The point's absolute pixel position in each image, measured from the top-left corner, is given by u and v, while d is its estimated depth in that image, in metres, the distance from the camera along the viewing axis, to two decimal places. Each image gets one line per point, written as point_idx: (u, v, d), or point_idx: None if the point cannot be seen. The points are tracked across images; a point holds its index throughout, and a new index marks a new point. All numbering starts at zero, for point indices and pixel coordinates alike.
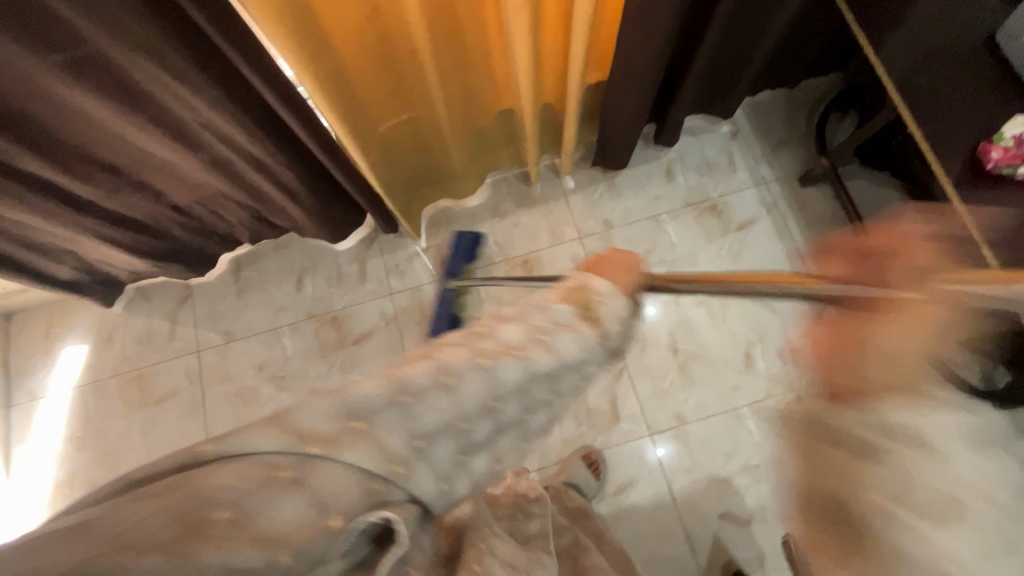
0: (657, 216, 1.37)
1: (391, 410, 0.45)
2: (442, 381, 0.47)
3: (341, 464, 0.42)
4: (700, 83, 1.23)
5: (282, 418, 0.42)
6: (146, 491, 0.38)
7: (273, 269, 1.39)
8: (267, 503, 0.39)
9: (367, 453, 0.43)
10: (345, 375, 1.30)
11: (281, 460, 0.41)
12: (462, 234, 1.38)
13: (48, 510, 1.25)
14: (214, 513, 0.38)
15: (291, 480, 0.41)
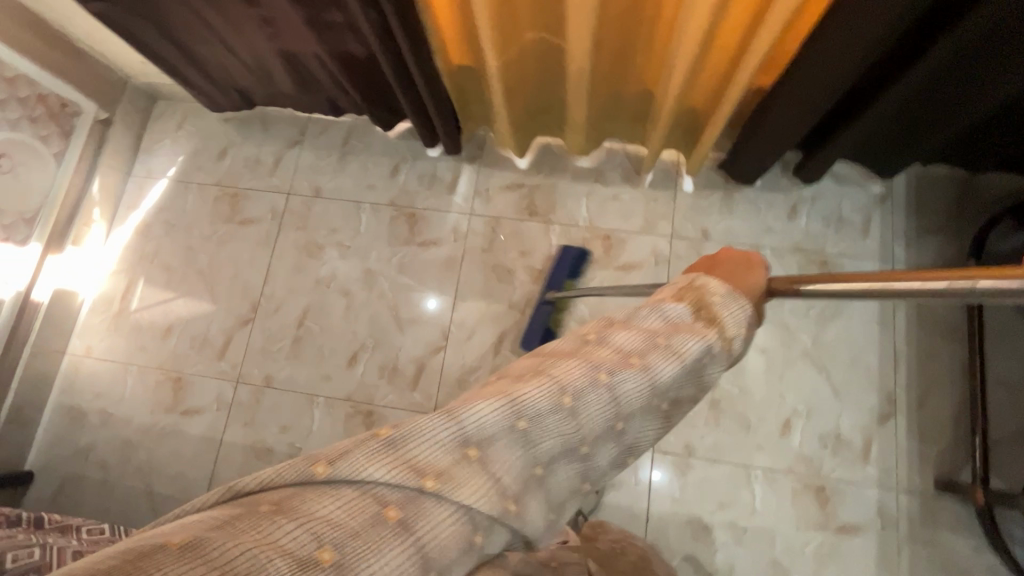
0: (759, 249, 1.27)
1: (476, 447, 0.40)
2: (503, 425, 0.40)
3: (452, 500, 0.38)
4: (873, 132, 1.08)
5: (387, 445, 0.37)
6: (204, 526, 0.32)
7: (377, 148, 1.44)
8: (363, 548, 0.34)
9: (480, 483, 0.39)
10: (401, 269, 1.35)
11: (385, 492, 0.36)
12: (559, 186, 1.36)
13: (126, 273, 1.43)
14: (307, 553, 0.33)
15: (393, 517, 0.36)
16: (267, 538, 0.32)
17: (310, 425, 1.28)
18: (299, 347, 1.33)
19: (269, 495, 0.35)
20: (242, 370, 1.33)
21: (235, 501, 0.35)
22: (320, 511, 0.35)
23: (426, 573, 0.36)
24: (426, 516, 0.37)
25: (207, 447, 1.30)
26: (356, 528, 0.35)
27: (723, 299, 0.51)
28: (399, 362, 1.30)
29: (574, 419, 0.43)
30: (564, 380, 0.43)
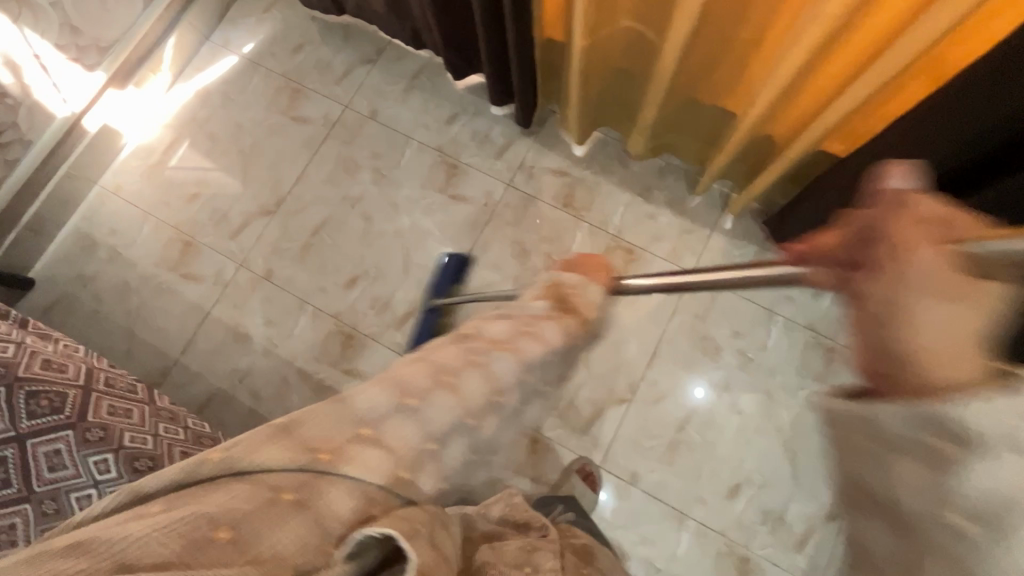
0: (772, 314, 1.25)
1: (320, 456, 0.47)
2: (194, 460, 0.45)
3: (325, 485, 0.46)
4: None
5: (229, 470, 0.45)
6: (98, 542, 0.38)
7: (443, 92, 1.44)
8: (221, 561, 0.39)
9: (234, 482, 0.44)
10: (426, 214, 1.37)
11: (216, 516, 0.41)
12: (601, 187, 1.35)
13: (170, 127, 1.46)
14: (203, 533, 0.40)
15: (222, 537, 0.40)
16: (176, 512, 0.41)
17: (292, 328, 1.31)
18: (306, 253, 1.36)
19: (224, 521, 0.41)
20: (248, 256, 1.37)
21: (177, 484, 0.44)
22: (183, 527, 0.40)
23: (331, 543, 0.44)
24: (287, 527, 0.43)
25: (193, 314, 1.35)
26: (206, 534, 0.40)
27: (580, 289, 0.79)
28: (393, 300, 1.32)
29: (378, 442, 0.51)
30: (315, 437, 0.48)
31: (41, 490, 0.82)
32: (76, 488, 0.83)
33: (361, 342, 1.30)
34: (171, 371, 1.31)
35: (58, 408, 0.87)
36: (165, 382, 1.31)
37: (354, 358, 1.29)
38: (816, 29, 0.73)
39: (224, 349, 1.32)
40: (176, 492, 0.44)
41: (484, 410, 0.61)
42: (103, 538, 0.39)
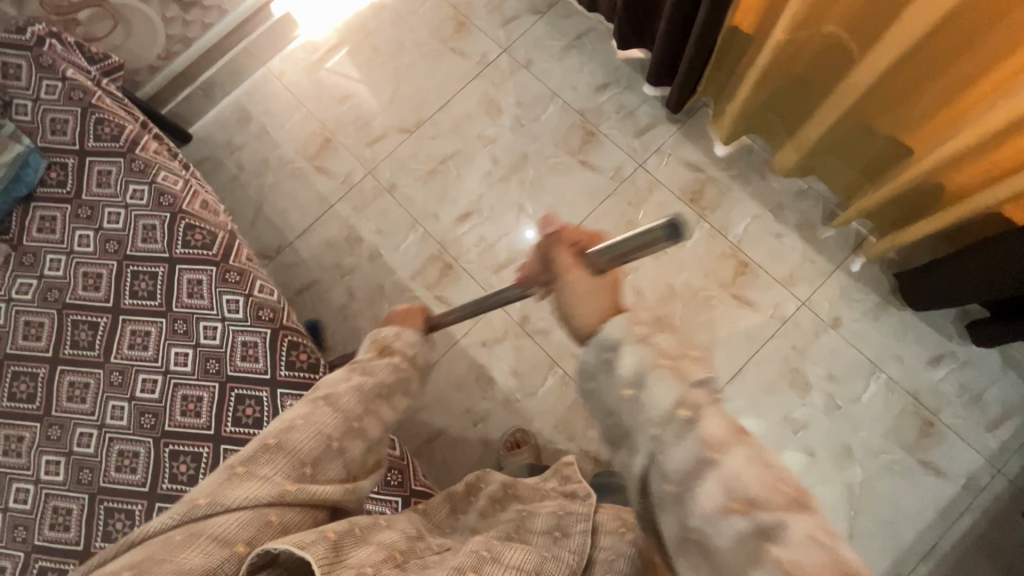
0: (877, 370, 1.18)
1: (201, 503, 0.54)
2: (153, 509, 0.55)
3: (244, 508, 0.54)
4: None
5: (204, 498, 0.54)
6: (145, 558, 0.50)
7: (601, 59, 1.43)
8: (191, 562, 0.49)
9: (240, 486, 0.54)
10: (551, 171, 1.38)
11: (210, 517, 0.53)
12: (733, 193, 1.31)
13: (339, 29, 1.53)
14: (186, 539, 0.51)
15: (239, 547, 0.51)
16: (249, 510, 0.54)
17: (399, 243, 1.38)
18: (430, 178, 1.41)
19: (220, 534, 0.52)
20: (378, 167, 1.44)
21: (187, 516, 0.53)
22: (238, 530, 0.52)
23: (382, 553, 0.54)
24: (215, 524, 0.52)
25: (314, 204, 1.44)
26: (260, 521, 0.53)
27: (395, 334, 0.75)
28: (498, 244, 1.35)
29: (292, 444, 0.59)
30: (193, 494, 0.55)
31: (177, 310, 0.93)
32: (206, 317, 0.92)
33: (458, 275, 1.35)
34: (284, 250, 1.41)
35: (205, 246, 0.95)
36: (276, 258, 1.41)
37: (448, 287, 1.34)
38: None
39: (334, 244, 1.40)
40: (236, 506, 0.54)
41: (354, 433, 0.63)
42: (145, 554, 0.51)
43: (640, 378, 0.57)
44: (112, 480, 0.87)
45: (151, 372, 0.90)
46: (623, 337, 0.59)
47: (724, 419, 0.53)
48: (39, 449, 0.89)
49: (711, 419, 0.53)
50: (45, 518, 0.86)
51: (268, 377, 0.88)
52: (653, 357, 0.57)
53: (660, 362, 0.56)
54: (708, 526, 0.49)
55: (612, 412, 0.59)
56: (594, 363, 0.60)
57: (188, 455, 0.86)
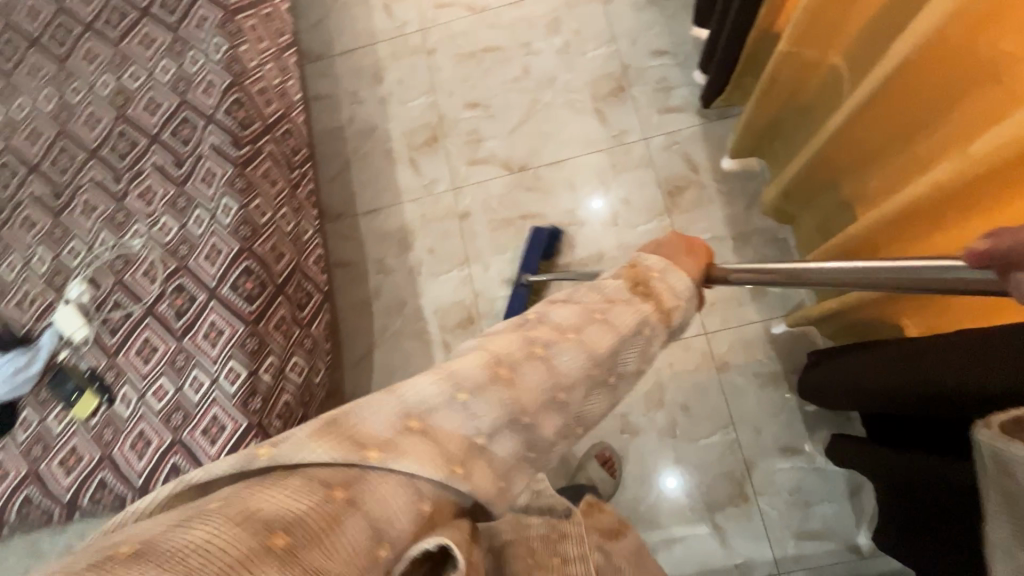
0: (729, 427, 1.17)
1: (342, 487, 0.36)
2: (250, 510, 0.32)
3: (392, 469, 0.38)
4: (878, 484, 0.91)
5: (289, 523, 0.33)
6: (270, 515, 0.32)
7: (673, 28, 1.40)
8: (321, 547, 0.33)
9: (301, 487, 0.35)
10: (566, 105, 1.40)
11: (318, 492, 0.35)
12: (709, 206, 1.29)
13: None
14: (261, 538, 0.31)
15: (379, 550, 0.35)
16: (413, 482, 0.38)
17: (410, 100, 1.48)
18: (465, 60, 1.48)
19: (339, 488, 0.36)
20: (431, 29, 1.52)
21: (302, 504, 0.34)
22: (334, 483, 0.37)
23: (379, 546, 0.35)
24: (379, 494, 0.37)
25: (365, 34, 1.56)
26: (407, 498, 0.37)
27: (662, 273, 0.57)
28: (484, 142, 1.42)
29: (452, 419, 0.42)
30: (311, 487, 0.35)
31: (181, 34, 1.09)
32: (196, 49, 1.08)
33: (438, 149, 1.43)
34: (323, 60, 1.56)
35: None
36: (314, 63, 1.57)
37: (425, 155, 1.43)
38: (948, 167, 0.63)
39: (361, 75, 1.53)
40: (340, 471, 0.37)
41: (553, 407, 0.46)
42: (270, 513, 0.33)
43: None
44: (76, 129, 1.08)
45: (140, 69, 1.09)
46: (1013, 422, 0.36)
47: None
48: (47, 81, 1.12)
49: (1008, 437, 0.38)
50: (24, 132, 1.09)
51: (209, 113, 1.04)
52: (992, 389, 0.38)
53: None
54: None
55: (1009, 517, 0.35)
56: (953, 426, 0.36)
57: (128, 140, 1.05)
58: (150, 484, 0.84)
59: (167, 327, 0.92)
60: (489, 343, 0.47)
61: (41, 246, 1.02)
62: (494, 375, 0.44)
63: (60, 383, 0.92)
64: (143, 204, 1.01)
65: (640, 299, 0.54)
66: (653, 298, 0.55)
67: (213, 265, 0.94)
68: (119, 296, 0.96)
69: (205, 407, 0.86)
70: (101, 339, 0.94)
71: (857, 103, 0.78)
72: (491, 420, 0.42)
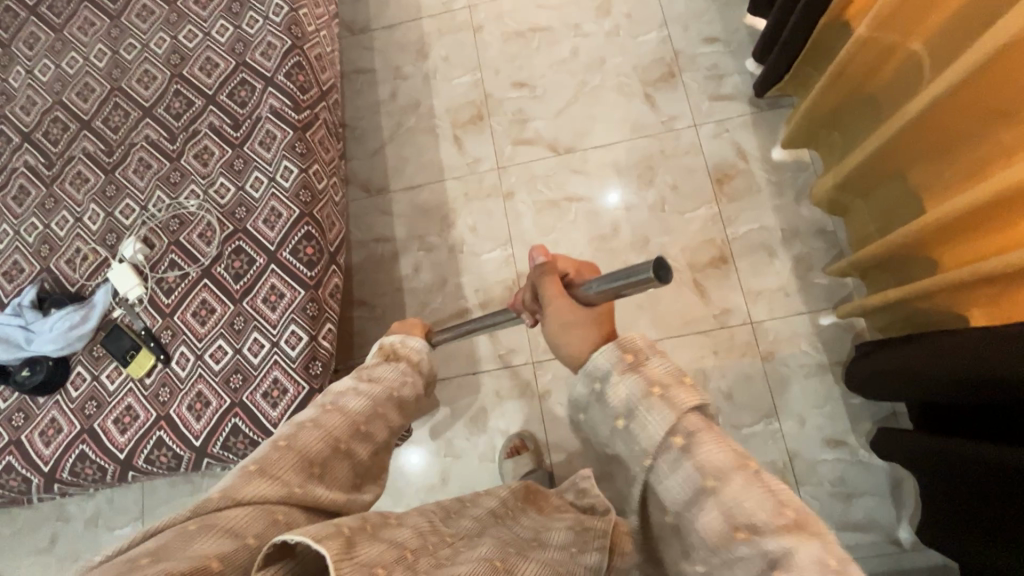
0: (772, 416, 1.16)
1: (199, 520, 0.45)
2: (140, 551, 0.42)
3: (247, 501, 0.47)
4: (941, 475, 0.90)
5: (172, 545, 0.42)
6: (157, 550, 0.42)
7: (726, 16, 1.39)
8: (194, 545, 0.42)
9: (175, 520, 0.45)
10: (614, 88, 1.39)
11: (189, 521, 0.45)
12: (758, 194, 1.28)
13: None
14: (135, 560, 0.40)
15: (247, 540, 0.44)
16: (261, 506, 0.48)
17: (455, 77, 1.46)
18: (513, 39, 1.46)
19: (211, 523, 0.45)
20: (479, 6, 1.50)
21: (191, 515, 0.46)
22: (248, 524, 0.46)
23: (245, 538, 0.44)
24: (232, 518, 0.46)
25: (411, 9, 1.54)
26: (267, 519, 0.47)
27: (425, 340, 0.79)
28: (530, 123, 1.40)
29: (299, 454, 0.54)
30: (181, 526, 0.44)
31: None
32: (256, 9, 1.06)
33: (482, 128, 1.42)
34: (366, 33, 1.54)
35: None
36: (358, 35, 1.55)
37: (469, 133, 1.42)
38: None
39: (405, 49, 1.51)
40: (196, 514, 0.46)
41: (361, 437, 0.62)
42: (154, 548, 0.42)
43: (630, 411, 0.56)
44: (129, 86, 1.06)
45: (197, 28, 1.07)
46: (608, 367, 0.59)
47: (695, 408, 0.55)
48: (99, 37, 1.10)
49: (679, 390, 0.56)
50: (76, 87, 1.08)
51: (268, 76, 1.02)
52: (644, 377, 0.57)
53: (633, 378, 0.57)
54: (684, 517, 0.52)
55: (602, 437, 0.61)
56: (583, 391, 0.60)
57: (185, 99, 1.03)
58: (209, 445, 0.83)
59: (225, 289, 0.91)
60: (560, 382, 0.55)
61: (94, 203, 1.00)
62: (322, 409, 0.62)
63: (114, 341, 0.90)
64: (200, 164, 0.99)
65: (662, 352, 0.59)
66: (403, 361, 0.77)
67: (272, 229, 0.93)
68: (175, 256, 0.94)
69: (265, 370, 0.85)
70: (157, 299, 0.92)
71: (944, 90, 0.77)
72: (317, 453, 0.55)
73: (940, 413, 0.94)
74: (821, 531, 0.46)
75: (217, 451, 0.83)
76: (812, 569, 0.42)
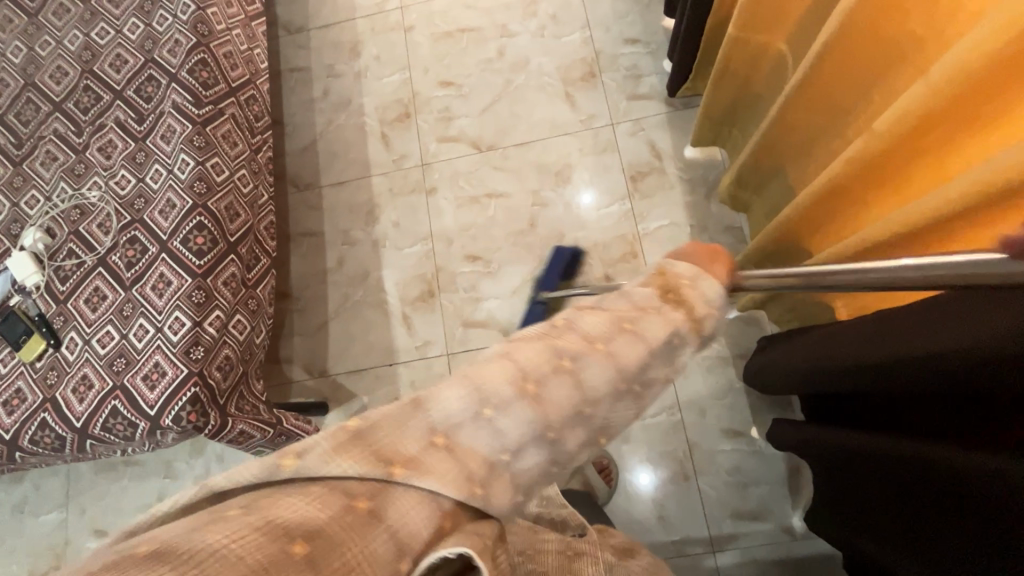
0: (674, 407, 1.19)
1: (313, 531, 0.33)
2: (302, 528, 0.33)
3: (309, 473, 0.37)
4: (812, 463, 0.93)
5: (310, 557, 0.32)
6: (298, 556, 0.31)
7: (646, 18, 1.42)
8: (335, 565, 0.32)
9: (253, 467, 0.37)
10: (537, 87, 1.42)
11: (313, 508, 0.35)
12: (670, 191, 1.31)
13: None
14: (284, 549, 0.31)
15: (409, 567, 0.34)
16: (337, 491, 0.36)
17: (384, 76, 1.49)
18: (442, 39, 1.50)
19: (339, 510, 0.35)
20: (410, 7, 1.53)
21: (337, 500, 0.35)
22: (324, 508, 0.35)
23: (401, 559, 0.34)
24: (393, 508, 0.36)
25: (345, 10, 1.57)
26: (423, 512, 0.37)
27: (692, 280, 0.55)
28: (455, 121, 1.43)
29: (490, 430, 0.41)
30: (324, 513, 0.34)
31: None
32: (164, 8, 1.09)
33: (409, 125, 1.45)
34: (302, 32, 1.58)
35: None
36: (293, 35, 1.58)
37: (396, 131, 1.45)
38: (860, 143, 0.64)
39: (338, 49, 1.54)
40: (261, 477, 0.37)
41: None
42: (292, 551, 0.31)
43: None
44: (42, 82, 1.09)
45: (108, 26, 1.10)
46: None
47: None
48: (16, 34, 1.13)
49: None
50: None
51: (173, 72, 1.05)
52: None
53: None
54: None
55: None
56: None
57: (93, 94, 1.07)
58: (91, 427, 0.86)
59: (118, 277, 0.94)
60: (511, 351, 0.44)
61: (1, 194, 1.03)
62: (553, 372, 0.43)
63: (9, 326, 0.93)
64: (103, 157, 1.02)
65: (668, 305, 0.52)
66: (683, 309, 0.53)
67: (167, 219, 0.96)
68: (73, 246, 0.97)
69: (148, 354, 0.88)
70: (53, 286, 0.95)
71: (791, 86, 0.79)
72: (517, 438, 0.41)
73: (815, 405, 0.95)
74: None
75: (99, 432, 0.87)
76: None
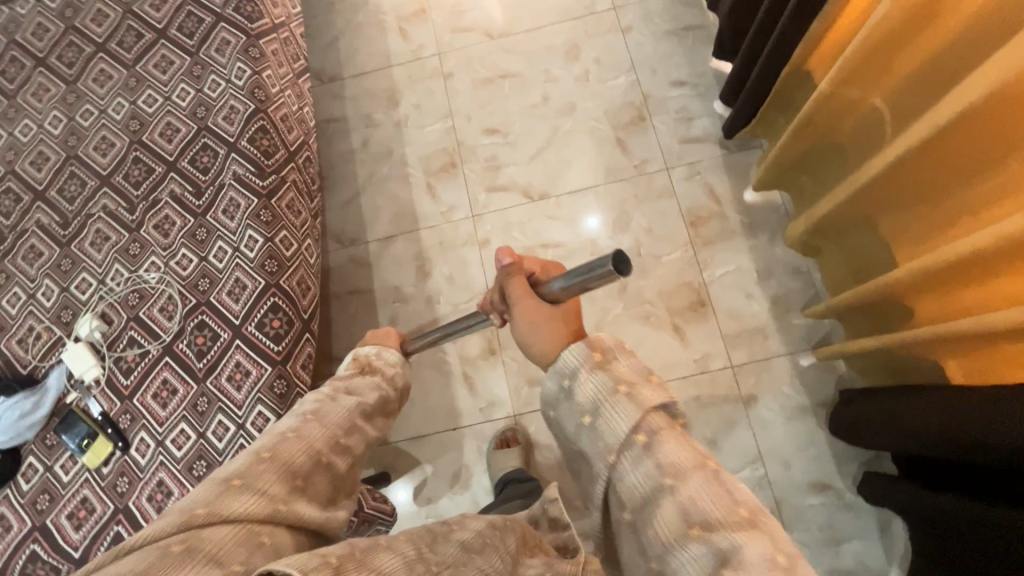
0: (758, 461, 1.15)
1: (182, 548, 0.42)
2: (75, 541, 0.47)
3: None
4: (921, 525, 0.90)
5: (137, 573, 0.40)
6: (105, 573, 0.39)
7: (693, 60, 1.41)
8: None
9: None
10: (585, 133, 1.39)
11: (155, 537, 0.43)
12: (732, 236, 1.29)
13: None
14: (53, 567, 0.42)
15: (178, 547, 0.42)
16: (238, 526, 0.46)
17: (426, 124, 1.46)
18: (483, 85, 1.46)
19: (176, 539, 0.43)
20: (448, 53, 1.50)
21: (181, 524, 0.44)
22: (231, 550, 0.44)
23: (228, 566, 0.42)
24: (210, 535, 0.44)
25: (380, 58, 1.53)
26: (254, 542, 0.45)
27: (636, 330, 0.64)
28: (503, 169, 1.40)
29: (281, 466, 0.53)
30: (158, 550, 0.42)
31: (201, 57, 1.06)
32: (217, 73, 1.04)
33: (455, 175, 1.41)
34: (336, 81, 1.53)
35: (248, 19, 1.07)
36: (326, 84, 1.53)
37: (442, 181, 1.41)
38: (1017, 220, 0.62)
39: (375, 98, 1.50)
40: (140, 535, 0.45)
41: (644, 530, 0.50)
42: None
43: (597, 407, 0.54)
44: (86, 154, 1.02)
45: (156, 93, 1.04)
46: (578, 365, 0.56)
47: (682, 445, 0.50)
48: (54, 103, 1.06)
49: (647, 386, 0.54)
50: (29, 155, 1.04)
51: (231, 141, 1.00)
52: (591, 364, 0.56)
53: (610, 380, 0.55)
54: (642, 520, 0.49)
55: (568, 435, 0.58)
56: (552, 390, 0.58)
57: (145, 166, 1.00)
58: None
59: (188, 367, 0.87)
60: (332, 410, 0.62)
61: (48, 277, 0.96)
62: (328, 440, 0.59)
63: (69, 427, 0.86)
64: (160, 235, 0.96)
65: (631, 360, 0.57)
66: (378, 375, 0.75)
67: (237, 301, 0.90)
68: (134, 333, 0.90)
69: (230, 455, 0.81)
70: (115, 380, 0.88)
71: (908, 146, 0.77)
72: None
73: (919, 467, 0.92)
74: (784, 545, 0.44)
75: None
76: (762, 568, 0.41)
